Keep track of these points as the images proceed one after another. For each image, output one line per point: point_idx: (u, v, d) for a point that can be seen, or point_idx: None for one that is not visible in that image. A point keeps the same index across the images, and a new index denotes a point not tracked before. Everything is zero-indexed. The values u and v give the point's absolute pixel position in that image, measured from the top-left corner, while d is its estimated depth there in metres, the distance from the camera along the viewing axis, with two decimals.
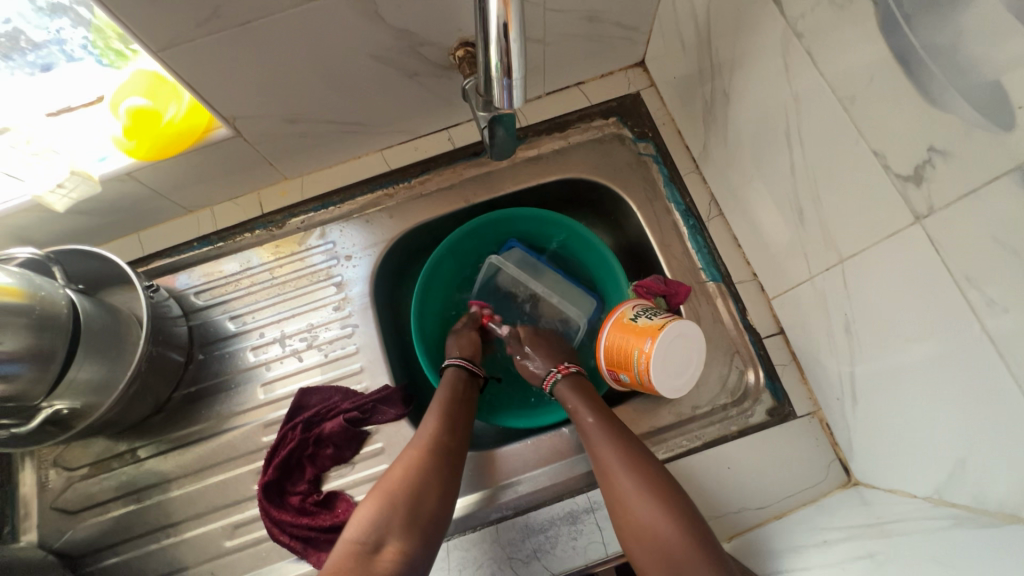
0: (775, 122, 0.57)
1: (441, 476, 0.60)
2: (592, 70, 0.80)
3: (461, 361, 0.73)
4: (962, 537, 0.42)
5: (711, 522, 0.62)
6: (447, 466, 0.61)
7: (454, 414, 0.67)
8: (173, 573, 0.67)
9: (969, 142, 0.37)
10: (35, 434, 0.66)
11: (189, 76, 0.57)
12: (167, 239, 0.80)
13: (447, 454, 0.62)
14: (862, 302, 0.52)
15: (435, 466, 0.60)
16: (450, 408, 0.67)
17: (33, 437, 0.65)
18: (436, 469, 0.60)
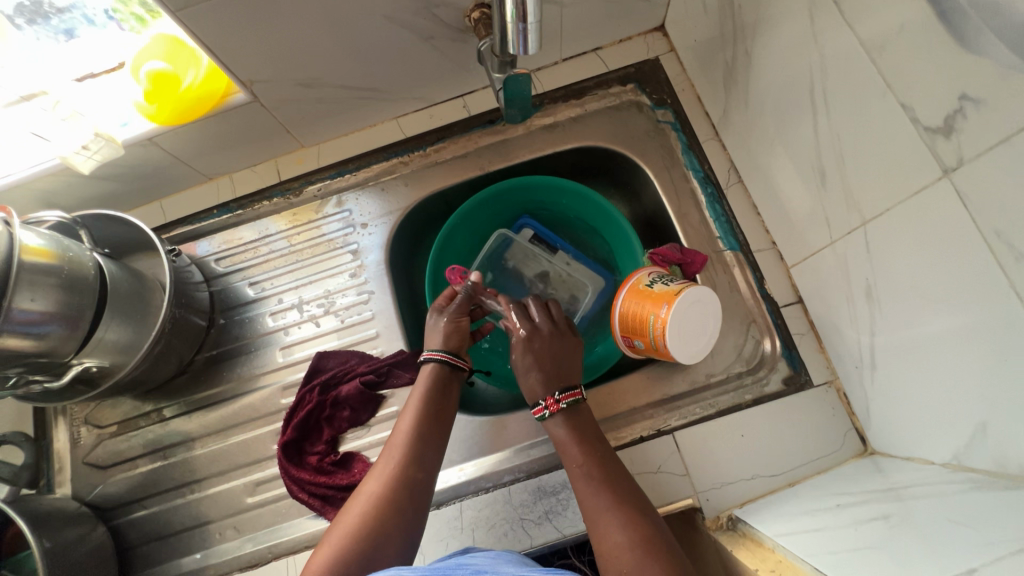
0: (799, 83, 0.56)
1: (405, 516, 0.55)
2: (610, 35, 0.78)
3: (443, 356, 0.67)
4: (981, 499, 0.42)
5: (722, 488, 0.62)
6: (413, 503, 0.56)
7: (427, 434, 0.62)
8: (198, 526, 0.70)
9: (1004, 87, 0.35)
10: (67, 392, 0.69)
11: (206, 38, 0.57)
12: (187, 206, 0.81)
13: (413, 489, 0.57)
14: (883, 265, 0.51)
15: (400, 505, 0.55)
16: (422, 427, 0.62)
17: (63, 394, 0.69)
18: (401, 507, 0.55)
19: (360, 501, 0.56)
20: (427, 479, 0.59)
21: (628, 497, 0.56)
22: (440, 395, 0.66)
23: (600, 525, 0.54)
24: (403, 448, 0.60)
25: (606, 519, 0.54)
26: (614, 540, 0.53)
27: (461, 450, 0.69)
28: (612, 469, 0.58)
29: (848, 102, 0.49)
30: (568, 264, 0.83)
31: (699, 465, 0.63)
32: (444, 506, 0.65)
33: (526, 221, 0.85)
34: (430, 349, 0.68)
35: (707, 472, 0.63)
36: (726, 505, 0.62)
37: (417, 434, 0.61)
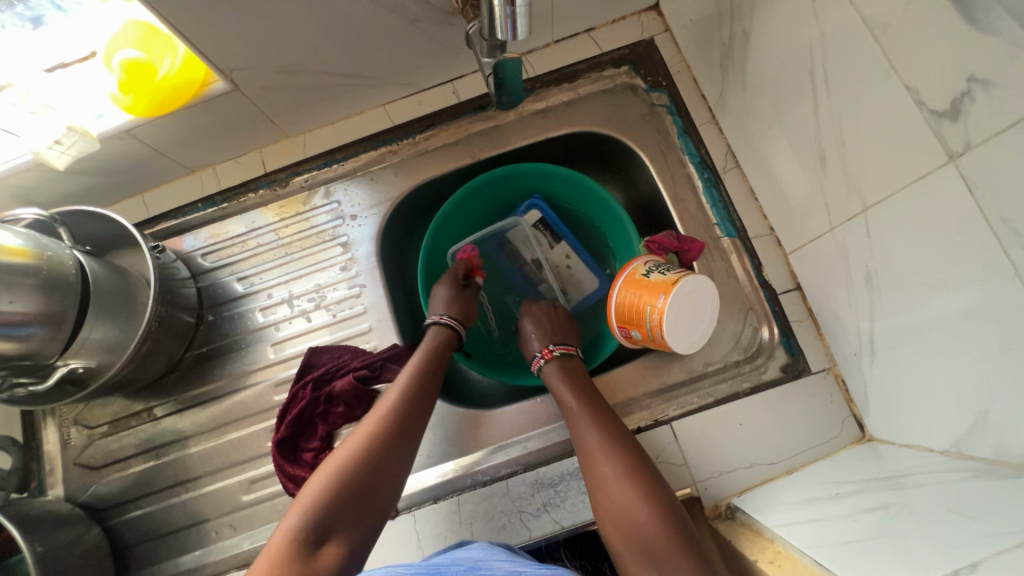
0: (799, 64, 0.54)
1: (389, 471, 0.55)
2: (603, 15, 0.75)
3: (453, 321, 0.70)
4: (981, 488, 0.42)
5: (720, 477, 0.62)
6: (396, 460, 0.56)
7: (421, 393, 0.62)
8: (194, 524, 0.69)
9: (1015, 68, 0.34)
10: (55, 393, 0.68)
11: (180, 23, 0.55)
12: (170, 200, 0.79)
13: (400, 446, 0.57)
14: (885, 252, 0.50)
15: (385, 461, 0.55)
16: (416, 384, 0.62)
17: (51, 395, 0.67)
18: (388, 461, 0.55)
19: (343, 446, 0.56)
20: (412, 438, 0.58)
21: (623, 437, 0.58)
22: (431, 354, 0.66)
23: (599, 475, 0.56)
24: (394, 404, 0.60)
25: (600, 456, 0.56)
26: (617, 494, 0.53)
27: (457, 444, 0.69)
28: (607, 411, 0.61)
29: (849, 83, 0.48)
30: (568, 257, 0.81)
31: (697, 454, 0.63)
32: (441, 500, 0.65)
33: (537, 201, 0.81)
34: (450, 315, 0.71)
35: (704, 461, 0.63)
36: (724, 494, 0.62)
37: (411, 391, 0.61)
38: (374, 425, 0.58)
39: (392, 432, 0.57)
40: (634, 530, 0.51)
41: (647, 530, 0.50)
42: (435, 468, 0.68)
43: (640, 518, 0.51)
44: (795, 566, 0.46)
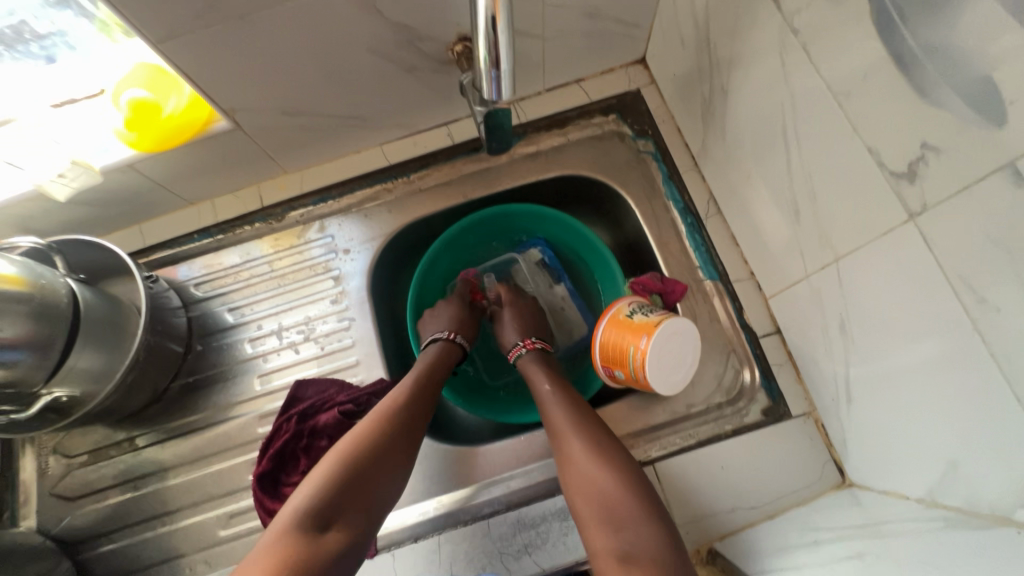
0: (773, 121, 0.57)
1: (384, 470, 0.57)
2: (591, 67, 0.79)
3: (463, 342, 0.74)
4: (953, 540, 0.42)
5: (702, 522, 0.62)
6: (391, 461, 0.58)
7: (417, 399, 0.64)
8: (168, 560, 0.68)
9: (962, 138, 0.36)
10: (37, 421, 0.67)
11: (188, 67, 0.58)
12: (168, 230, 0.80)
13: (394, 448, 0.59)
14: (858, 301, 0.51)
15: (379, 460, 0.57)
16: (413, 389, 0.65)
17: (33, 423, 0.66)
18: (382, 462, 0.57)
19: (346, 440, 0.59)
20: (411, 440, 0.61)
21: (603, 427, 0.60)
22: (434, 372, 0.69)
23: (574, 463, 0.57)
24: (388, 407, 0.63)
25: (576, 442, 0.59)
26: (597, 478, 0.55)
27: (440, 482, 0.68)
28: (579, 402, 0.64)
29: (817, 142, 0.50)
30: (565, 300, 0.83)
31: (679, 497, 0.63)
32: (422, 540, 0.64)
33: (539, 242, 0.84)
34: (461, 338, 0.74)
35: (686, 505, 0.63)
36: (706, 538, 0.61)
37: (408, 397, 0.64)
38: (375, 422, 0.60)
39: (383, 431, 0.59)
40: (612, 509, 0.53)
41: (625, 509, 0.52)
42: (418, 505, 0.67)
43: (616, 494, 0.53)
44: None
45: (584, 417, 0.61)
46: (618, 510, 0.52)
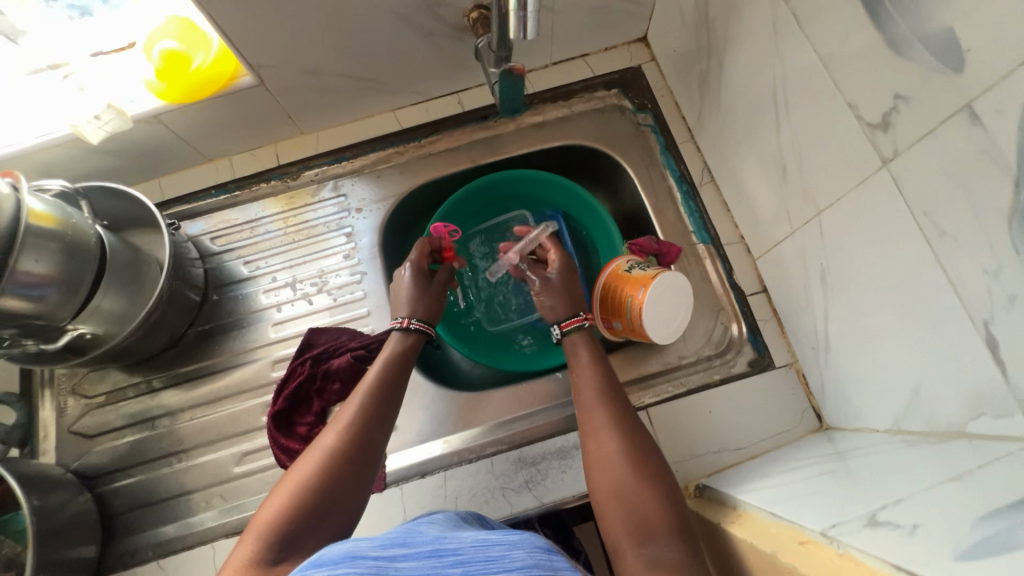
0: (764, 88, 0.62)
1: (358, 470, 0.53)
2: (596, 43, 0.84)
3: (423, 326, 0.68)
4: (914, 453, 0.47)
5: (691, 461, 0.67)
6: (365, 458, 0.54)
7: (389, 390, 0.61)
8: (183, 494, 0.71)
9: (928, 86, 0.41)
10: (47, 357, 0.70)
11: (222, 20, 0.61)
12: (185, 185, 0.84)
13: (367, 445, 0.55)
14: (837, 251, 0.57)
15: (353, 459, 0.53)
16: (386, 378, 0.61)
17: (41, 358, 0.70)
18: (354, 462, 0.53)
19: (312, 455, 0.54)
20: (383, 433, 0.57)
21: (634, 423, 0.56)
22: (403, 364, 0.64)
23: (603, 471, 0.53)
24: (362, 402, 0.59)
25: (608, 444, 0.54)
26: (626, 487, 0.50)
27: (445, 425, 0.72)
28: (617, 396, 0.59)
29: (804, 103, 0.55)
30: None
31: (670, 438, 0.68)
32: (428, 475, 0.68)
33: (557, 217, 0.88)
34: (417, 321, 0.68)
35: (676, 446, 0.68)
36: (694, 475, 0.66)
37: (379, 386, 0.60)
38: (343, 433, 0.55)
39: (348, 444, 0.54)
40: (643, 522, 0.48)
41: (657, 523, 0.47)
42: (424, 445, 0.71)
43: (646, 507, 0.48)
44: (752, 522, 0.48)
45: (615, 413, 0.57)
46: (647, 524, 0.47)
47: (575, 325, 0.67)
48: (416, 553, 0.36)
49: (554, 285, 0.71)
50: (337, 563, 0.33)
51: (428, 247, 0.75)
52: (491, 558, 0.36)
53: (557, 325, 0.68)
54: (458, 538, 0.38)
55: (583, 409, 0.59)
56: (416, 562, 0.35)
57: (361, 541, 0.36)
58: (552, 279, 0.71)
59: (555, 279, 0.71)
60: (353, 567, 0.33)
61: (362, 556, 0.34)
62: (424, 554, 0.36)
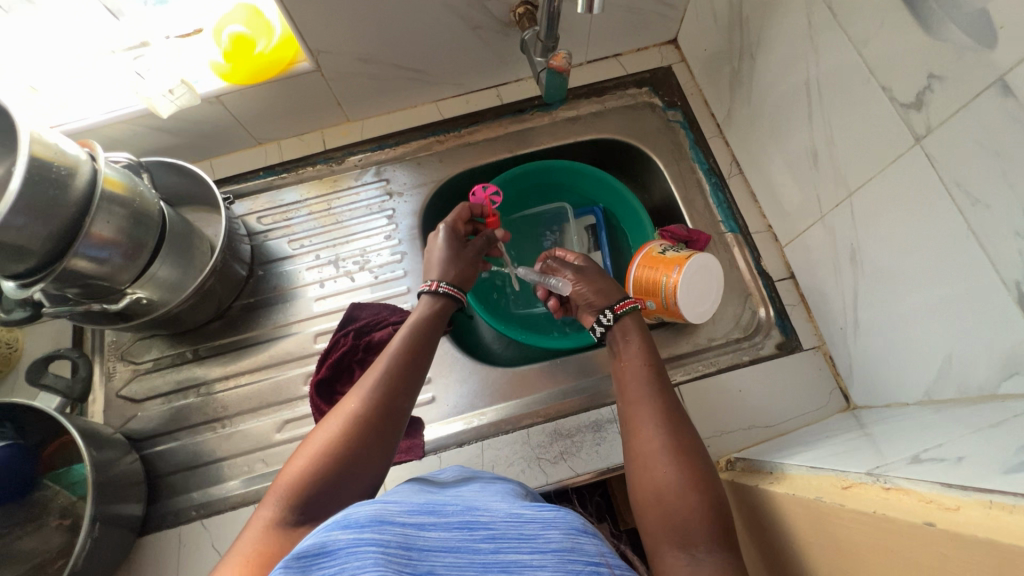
0: (795, 80, 0.66)
1: (382, 438, 0.52)
2: (629, 43, 0.89)
3: (454, 293, 0.67)
4: (947, 414, 0.49)
5: (722, 437, 0.69)
6: (391, 427, 0.53)
7: (415, 358, 0.59)
8: (225, 458, 0.73)
9: (961, 64, 0.44)
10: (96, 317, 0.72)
11: (290, 6, 0.66)
12: (236, 166, 0.88)
13: (393, 414, 0.54)
14: (866, 231, 0.60)
15: (382, 425, 0.53)
16: (411, 345, 0.60)
17: (93, 317, 0.72)
18: (378, 429, 0.52)
19: (337, 415, 0.53)
20: (409, 401, 0.56)
21: (681, 419, 0.55)
22: (429, 328, 0.63)
23: (645, 463, 0.52)
24: (387, 365, 0.57)
25: (653, 435, 0.53)
26: (669, 481, 0.49)
27: (481, 399, 0.75)
28: (666, 391, 0.57)
29: (837, 91, 0.59)
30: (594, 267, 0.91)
31: (701, 415, 0.70)
32: (466, 444, 0.70)
33: (596, 211, 0.93)
34: (446, 284, 0.68)
35: (708, 422, 0.70)
36: (725, 451, 0.68)
37: (405, 353, 0.59)
38: (369, 395, 0.54)
39: (375, 407, 0.53)
40: (681, 518, 0.47)
41: (696, 520, 0.47)
42: (460, 417, 0.73)
43: (687, 502, 0.48)
44: (791, 479, 0.50)
45: (662, 407, 0.55)
46: (687, 522, 0.47)
47: (629, 308, 0.66)
48: (445, 521, 0.36)
49: (590, 273, 0.71)
50: (365, 526, 0.32)
51: (466, 215, 0.75)
52: (523, 535, 0.36)
53: (608, 311, 0.66)
54: (487, 508, 0.38)
55: (630, 401, 0.58)
56: (445, 532, 0.35)
57: (387, 502, 0.35)
58: (587, 270, 0.72)
59: (589, 268, 0.72)
60: (382, 532, 0.33)
61: (390, 522, 0.33)
62: (453, 524, 0.36)
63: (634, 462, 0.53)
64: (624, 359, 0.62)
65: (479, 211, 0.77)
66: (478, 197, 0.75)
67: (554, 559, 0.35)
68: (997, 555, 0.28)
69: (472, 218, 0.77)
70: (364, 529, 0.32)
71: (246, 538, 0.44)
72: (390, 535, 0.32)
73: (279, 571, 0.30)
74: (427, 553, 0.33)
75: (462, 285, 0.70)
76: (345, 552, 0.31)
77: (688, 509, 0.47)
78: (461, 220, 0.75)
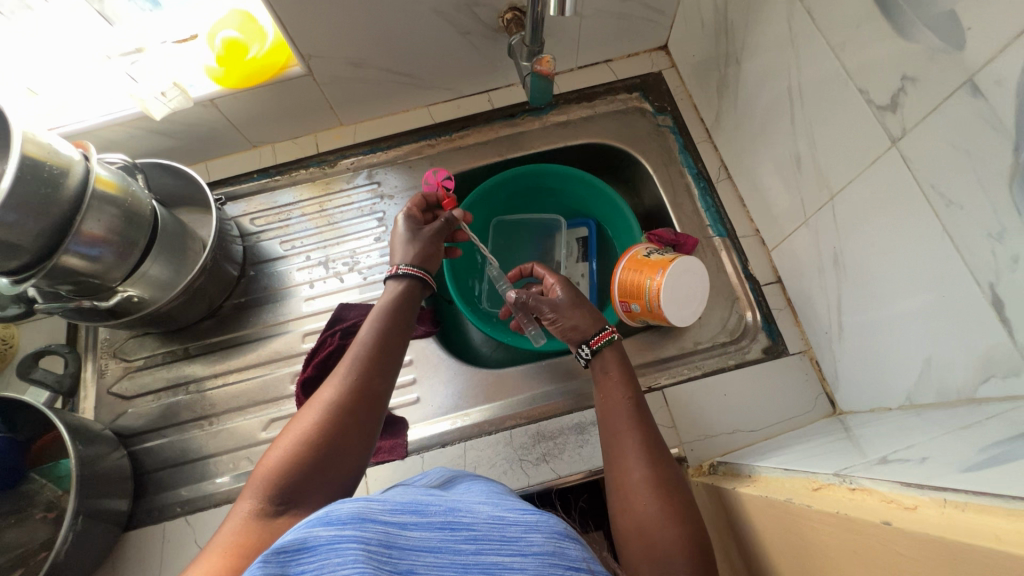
0: (777, 83, 0.66)
1: (359, 426, 0.53)
2: (620, 49, 0.90)
3: (419, 273, 0.68)
4: (926, 418, 0.49)
5: (705, 441, 0.68)
6: (369, 412, 0.54)
7: (385, 342, 0.60)
8: (211, 456, 0.74)
9: (932, 65, 0.44)
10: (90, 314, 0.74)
11: (280, 11, 0.67)
12: (231, 168, 0.90)
13: (369, 400, 0.55)
14: (848, 233, 0.60)
15: (360, 412, 0.54)
16: (383, 329, 0.61)
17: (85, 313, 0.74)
18: (355, 416, 0.53)
19: (313, 405, 0.54)
20: (384, 385, 0.57)
21: (662, 450, 0.55)
22: (402, 314, 0.64)
23: (627, 496, 0.52)
24: (361, 352, 0.59)
25: (636, 468, 0.54)
26: (651, 516, 0.50)
27: (465, 399, 0.75)
28: (645, 418, 0.58)
29: (817, 94, 0.59)
30: (583, 276, 0.92)
31: (685, 419, 0.70)
32: (449, 445, 0.70)
33: (590, 220, 0.94)
34: (407, 266, 0.68)
35: (691, 426, 0.69)
36: (708, 455, 0.67)
37: (376, 337, 0.60)
38: (345, 382, 0.55)
39: (352, 395, 0.54)
40: (662, 553, 0.47)
41: (677, 554, 0.47)
42: (443, 418, 0.73)
43: (668, 536, 0.48)
44: (766, 481, 0.50)
45: (643, 437, 0.56)
46: (669, 559, 0.47)
47: (606, 341, 0.64)
48: (428, 521, 0.36)
49: (565, 305, 0.68)
50: (345, 523, 0.32)
51: (422, 203, 0.77)
52: (505, 538, 0.36)
53: (586, 345, 0.65)
54: (471, 509, 0.38)
55: (610, 432, 0.58)
56: (427, 532, 0.35)
57: (371, 501, 0.35)
58: (561, 301, 0.69)
59: (563, 299, 0.69)
60: (363, 530, 0.33)
61: (372, 519, 0.33)
62: (436, 524, 0.36)
63: (616, 499, 0.53)
64: (604, 389, 0.62)
65: (435, 199, 0.79)
66: (429, 184, 0.79)
67: (536, 562, 0.35)
68: (946, 553, 0.27)
69: (428, 206, 0.78)
70: (344, 526, 0.32)
71: (224, 532, 0.44)
72: (370, 533, 0.32)
73: (258, 564, 0.31)
74: (408, 551, 0.33)
75: (424, 264, 0.70)
76: (324, 550, 0.31)
77: (671, 539, 0.48)
78: (417, 209, 0.76)
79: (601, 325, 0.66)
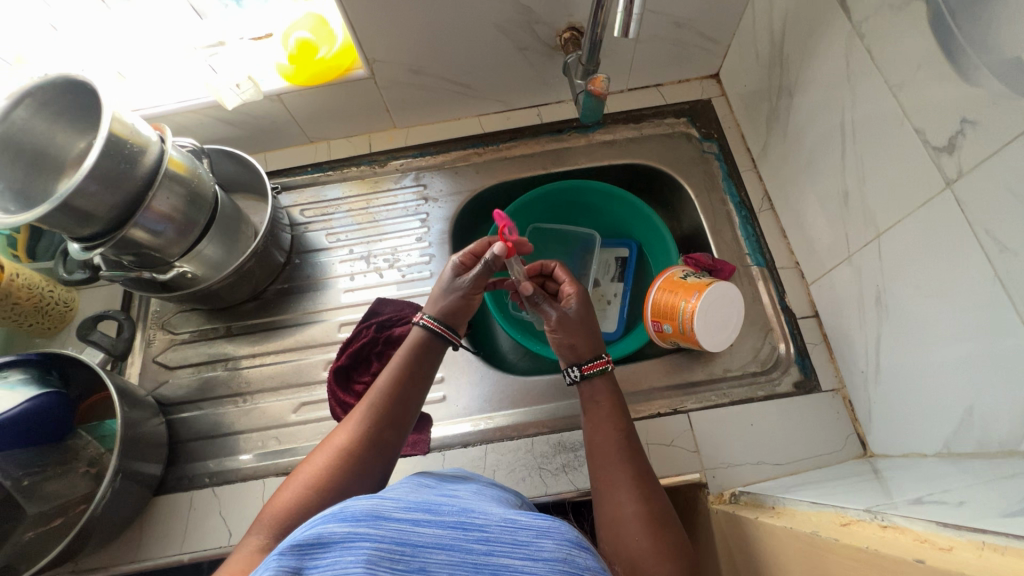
0: (829, 118, 0.66)
1: (363, 466, 0.56)
2: (671, 74, 0.91)
3: (438, 329, 0.65)
4: (963, 466, 0.48)
5: (727, 469, 0.68)
6: (375, 453, 0.57)
7: (395, 380, 0.62)
8: (241, 432, 0.76)
9: (996, 111, 0.44)
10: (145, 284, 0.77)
11: (352, 17, 0.71)
12: (288, 160, 0.94)
13: (375, 441, 0.57)
14: (892, 272, 0.59)
15: (365, 454, 0.56)
16: (394, 370, 0.63)
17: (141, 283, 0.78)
18: (361, 458, 0.56)
19: (323, 448, 0.57)
20: (394, 431, 0.59)
21: (653, 486, 0.56)
22: (423, 358, 0.64)
23: (619, 531, 0.53)
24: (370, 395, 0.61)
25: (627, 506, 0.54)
26: (643, 552, 0.50)
27: (489, 403, 0.76)
28: (636, 450, 0.59)
29: (871, 132, 0.59)
30: (614, 296, 0.92)
31: (708, 445, 0.69)
32: (470, 446, 0.71)
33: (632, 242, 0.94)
34: (429, 317, 0.66)
35: (714, 453, 0.69)
36: (730, 484, 0.67)
37: (391, 381, 0.61)
38: (352, 426, 0.58)
39: (358, 437, 0.57)
40: None
41: None
42: (467, 418, 0.74)
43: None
44: (792, 514, 0.49)
45: (636, 475, 0.56)
46: None
47: (597, 369, 0.63)
48: (440, 519, 0.34)
49: (571, 320, 0.66)
50: (359, 520, 0.32)
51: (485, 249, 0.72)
52: (516, 541, 0.34)
53: (575, 367, 0.65)
54: (483, 511, 0.36)
55: (605, 469, 0.58)
56: (439, 529, 0.33)
57: (385, 499, 0.35)
58: (569, 314, 0.66)
59: (572, 313, 0.66)
60: (377, 528, 0.32)
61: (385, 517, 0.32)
62: (449, 522, 0.34)
63: (608, 533, 0.54)
64: (595, 419, 0.62)
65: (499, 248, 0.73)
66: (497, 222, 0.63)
67: (545, 568, 0.33)
68: None
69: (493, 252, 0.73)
70: (358, 522, 0.32)
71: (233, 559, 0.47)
72: (382, 530, 0.32)
73: (273, 558, 0.31)
74: (420, 549, 0.32)
75: (450, 322, 0.67)
76: (338, 546, 0.31)
77: None
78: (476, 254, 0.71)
79: (597, 352, 0.65)
